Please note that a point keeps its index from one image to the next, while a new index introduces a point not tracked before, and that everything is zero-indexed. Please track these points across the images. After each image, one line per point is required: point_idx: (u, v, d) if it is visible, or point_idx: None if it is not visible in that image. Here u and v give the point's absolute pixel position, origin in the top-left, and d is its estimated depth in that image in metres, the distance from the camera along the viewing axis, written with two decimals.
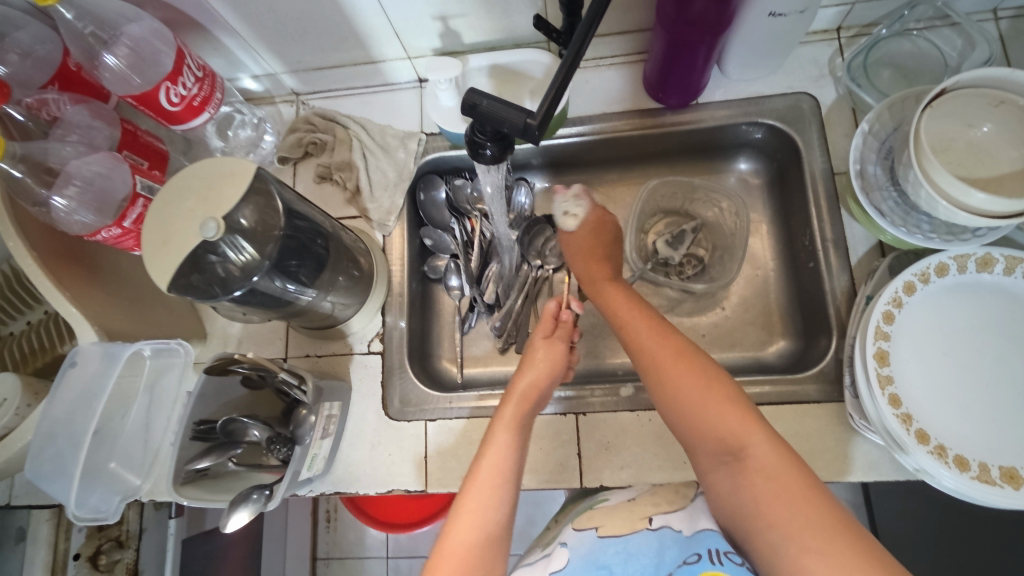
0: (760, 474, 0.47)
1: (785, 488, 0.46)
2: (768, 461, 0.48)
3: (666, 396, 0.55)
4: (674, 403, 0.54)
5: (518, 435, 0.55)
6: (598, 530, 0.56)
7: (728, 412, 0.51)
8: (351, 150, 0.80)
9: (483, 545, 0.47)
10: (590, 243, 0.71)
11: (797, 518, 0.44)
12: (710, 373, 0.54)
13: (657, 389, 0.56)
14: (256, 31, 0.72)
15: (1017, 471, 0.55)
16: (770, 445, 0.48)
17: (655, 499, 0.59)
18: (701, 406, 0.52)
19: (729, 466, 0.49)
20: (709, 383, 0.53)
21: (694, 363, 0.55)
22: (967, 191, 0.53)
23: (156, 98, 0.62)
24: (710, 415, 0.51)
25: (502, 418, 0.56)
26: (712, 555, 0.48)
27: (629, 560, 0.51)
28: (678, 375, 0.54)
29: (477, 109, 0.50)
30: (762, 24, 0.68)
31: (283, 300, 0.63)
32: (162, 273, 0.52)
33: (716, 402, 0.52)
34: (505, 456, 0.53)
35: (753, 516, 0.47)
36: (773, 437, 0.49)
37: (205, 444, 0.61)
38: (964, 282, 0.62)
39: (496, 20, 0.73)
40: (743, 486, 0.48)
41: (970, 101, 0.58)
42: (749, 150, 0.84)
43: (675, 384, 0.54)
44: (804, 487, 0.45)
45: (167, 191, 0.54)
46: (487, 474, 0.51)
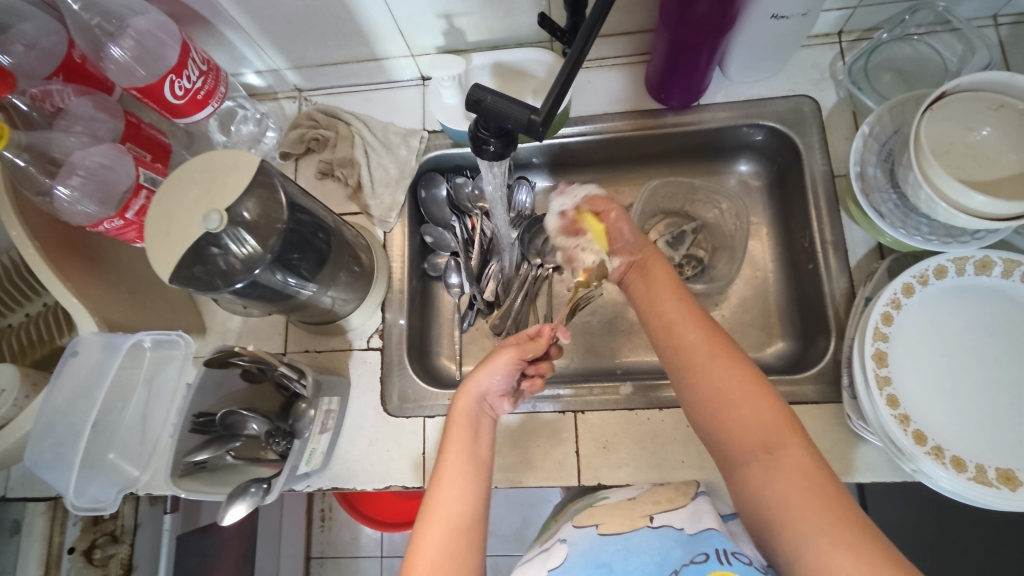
0: (793, 474, 0.46)
1: (815, 487, 0.45)
2: (802, 462, 0.46)
3: (704, 387, 0.52)
4: (709, 398, 0.52)
5: (475, 433, 0.56)
6: (600, 527, 0.56)
7: (769, 411, 0.49)
8: (353, 146, 0.81)
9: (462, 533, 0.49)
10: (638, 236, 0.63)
11: (822, 512, 0.44)
12: (751, 371, 0.52)
13: (690, 379, 0.53)
14: (261, 26, 0.72)
15: (1013, 472, 0.55)
16: (804, 447, 0.47)
17: (655, 497, 0.59)
18: (740, 404, 0.50)
19: (761, 462, 0.48)
20: (752, 380, 0.51)
21: (738, 360, 0.52)
22: (967, 192, 0.53)
23: (160, 91, 0.63)
24: (749, 412, 0.50)
25: (456, 412, 0.56)
26: (720, 555, 0.47)
27: (629, 557, 0.50)
28: (722, 368, 0.52)
29: (481, 104, 0.51)
30: (764, 26, 0.68)
31: (285, 294, 0.63)
32: (166, 263, 0.52)
33: (753, 399, 0.50)
34: (470, 448, 0.54)
35: (778, 510, 0.45)
36: (808, 441, 0.48)
37: (204, 436, 0.62)
38: (962, 284, 0.62)
39: (500, 19, 0.73)
40: (774, 483, 0.46)
41: (971, 105, 0.59)
42: (749, 153, 0.84)
43: (716, 377, 0.52)
44: (829, 486, 0.45)
45: (171, 183, 0.54)
46: (458, 466, 0.53)
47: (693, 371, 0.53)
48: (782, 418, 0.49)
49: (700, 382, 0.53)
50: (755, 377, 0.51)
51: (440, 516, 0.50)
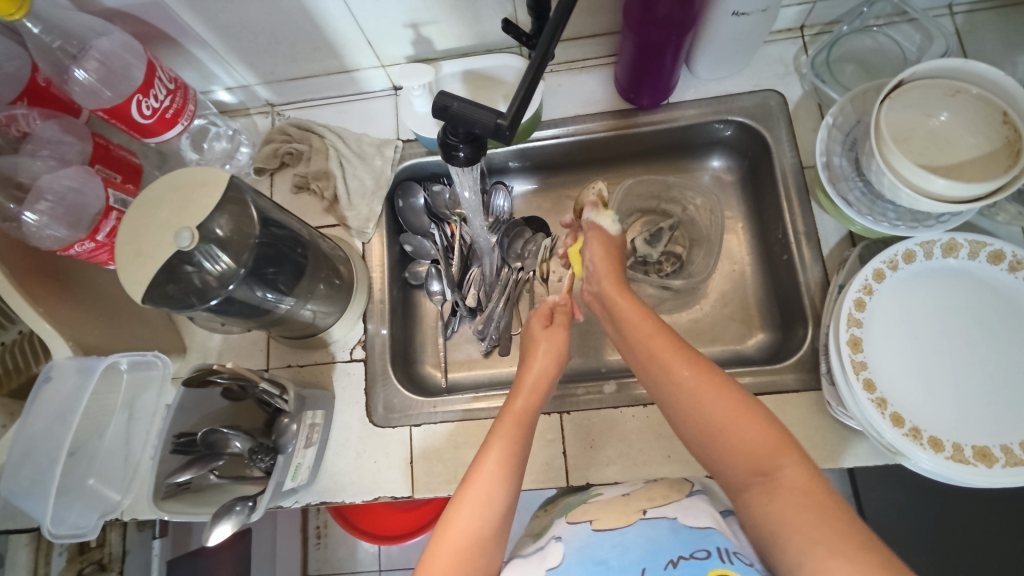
0: (791, 492, 0.45)
1: (814, 506, 0.44)
2: (798, 479, 0.46)
3: (693, 417, 0.53)
4: (703, 427, 0.52)
5: (522, 433, 0.56)
6: (595, 522, 0.56)
7: (761, 435, 0.49)
8: (328, 159, 0.81)
9: (480, 540, 0.49)
10: (608, 263, 0.67)
11: (816, 525, 0.43)
12: (742, 396, 0.52)
13: (682, 410, 0.54)
14: (228, 42, 0.72)
15: (989, 449, 0.57)
16: (801, 466, 0.47)
17: (649, 495, 0.59)
18: (730, 431, 0.50)
19: (757, 486, 0.47)
20: (741, 406, 0.51)
21: (727, 385, 0.53)
22: (928, 177, 0.55)
23: (127, 110, 0.63)
24: (740, 438, 0.50)
25: (511, 412, 0.58)
26: (722, 553, 0.47)
27: (627, 551, 0.51)
28: (709, 397, 0.53)
29: (448, 110, 0.51)
30: (727, 24, 0.69)
31: (262, 309, 0.63)
32: (137, 283, 0.52)
33: (743, 425, 0.50)
34: (516, 446, 0.54)
35: (775, 528, 0.44)
36: (805, 460, 0.47)
37: (187, 456, 0.61)
38: (930, 267, 0.64)
39: (468, 26, 0.74)
40: (771, 504, 0.45)
41: (928, 92, 0.60)
42: (721, 148, 0.85)
43: (705, 407, 0.52)
44: (830, 501, 0.44)
45: (141, 203, 0.53)
46: (490, 466, 0.52)
47: (684, 402, 0.54)
48: (776, 440, 0.49)
49: (692, 412, 0.53)
50: (744, 403, 0.52)
51: (465, 518, 0.49)
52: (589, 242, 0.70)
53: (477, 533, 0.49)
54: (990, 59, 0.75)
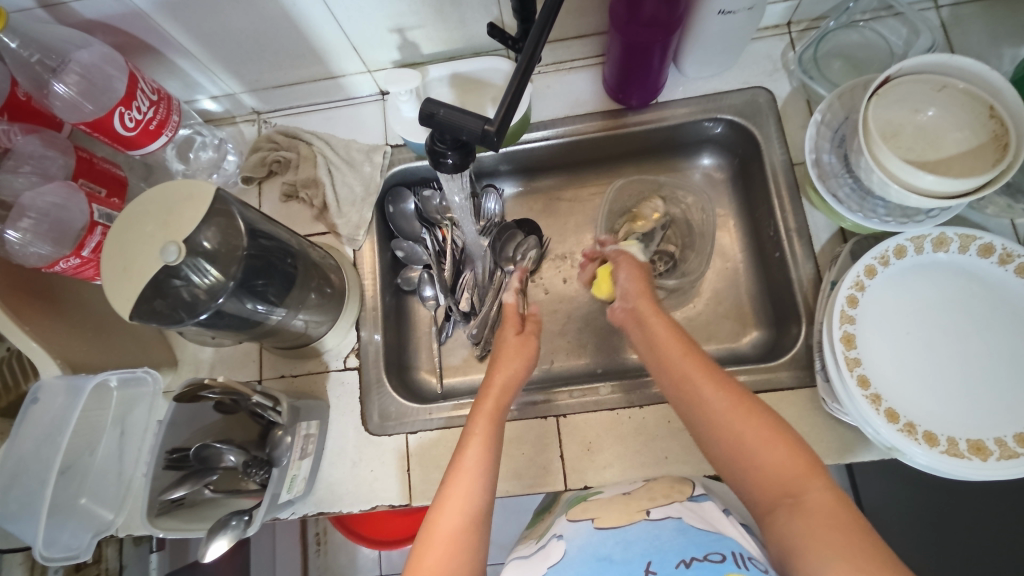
0: (816, 514, 0.45)
1: (841, 528, 0.44)
2: (824, 502, 0.46)
3: (721, 437, 0.52)
4: (731, 447, 0.52)
5: (495, 431, 0.57)
6: (595, 521, 0.55)
7: (789, 457, 0.49)
8: (316, 166, 0.80)
9: (466, 531, 0.49)
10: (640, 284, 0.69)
11: (843, 546, 0.42)
12: (770, 419, 0.52)
13: (711, 431, 0.53)
14: (211, 51, 0.71)
15: (983, 442, 0.57)
16: (826, 489, 0.47)
17: (650, 494, 0.59)
18: (759, 452, 0.50)
19: (782, 508, 0.47)
20: (769, 429, 0.51)
21: (756, 409, 0.53)
22: (916, 173, 0.55)
23: (110, 123, 0.62)
24: (768, 460, 0.49)
25: (482, 411, 0.59)
26: (737, 558, 0.47)
27: (628, 547, 0.50)
28: (738, 418, 0.52)
29: (435, 117, 0.50)
30: (713, 22, 0.69)
31: (252, 321, 0.62)
32: (124, 299, 0.51)
33: (771, 446, 0.50)
34: (491, 443, 0.55)
35: (798, 549, 0.44)
36: (830, 483, 0.47)
37: (180, 472, 0.60)
38: (921, 262, 0.64)
39: (454, 30, 0.73)
40: (796, 525, 0.45)
41: (915, 88, 0.60)
42: (711, 146, 0.85)
43: (734, 427, 0.52)
44: (853, 522, 0.44)
45: (125, 218, 0.53)
46: (467, 466, 0.53)
47: (713, 421, 0.53)
48: (804, 464, 0.48)
49: (721, 431, 0.53)
50: (773, 426, 0.51)
51: (448, 513, 0.50)
52: (620, 265, 0.72)
53: (461, 524, 0.49)
54: (976, 52, 0.75)
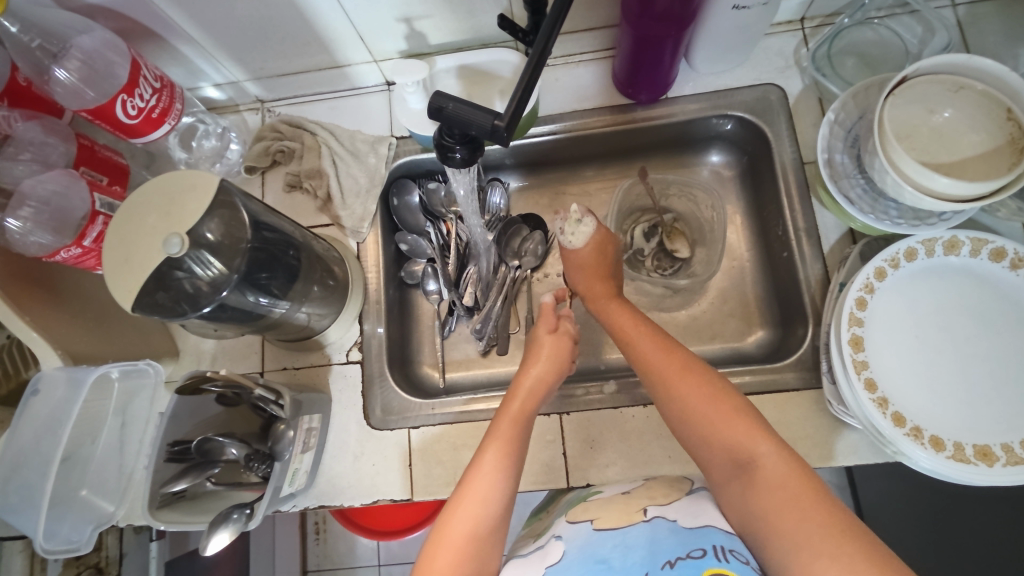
0: (768, 482, 0.47)
1: (791, 496, 0.45)
2: (774, 468, 0.47)
3: (676, 407, 0.55)
4: (684, 416, 0.54)
5: (519, 433, 0.57)
6: (595, 522, 0.55)
7: (737, 422, 0.51)
8: (321, 157, 0.79)
9: (479, 534, 0.49)
10: (594, 259, 0.72)
11: (800, 521, 0.44)
12: (718, 387, 0.54)
13: (667, 403, 0.56)
14: (216, 38, 0.70)
15: (990, 448, 0.56)
16: (776, 453, 0.48)
17: (649, 492, 0.58)
18: (709, 419, 0.53)
19: (737, 477, 0.49)
20: (717, 398, 0.53)
21: (704, 377, 0.56)
22: (932, 175, 0.54)
23: (112, 111, 0.61)
24: (719, 427, 0.52)
25: (507, 413, 0.59)
26: (718, 552, 0.47)
27: (629, 552, 0.50)
28: (689, 389, 0.55)
29: (444, 112, 0.50)
30: (726, 17, 0.68)
31: (255, 314, 0.62)
32: (126, 292, 0.50)
33: (721, 413, 0.52)
34: (511, 446, 0.55)
35: (757, 519, 0.46)
36: (780, 446, 0.49)
37: (181, 465, 0.60)
38: (931, 265, 0.63)
39: (462, 20, 0.72)
40: (751, 496, 0.47)
41: (931, 88, 0.60)
42: (721, 143, 0.84)
43: (686, 396, 0.55)
44: (803, 487, 0.46)
45: (127, 209, 0.52)
46: (489, 467, 0.53)
47: (665, 392, 0.56)
48: (753, 430, 0.50)
49: (675, 400, 0.56)
50: (723, 395, 0.54)
51: (462, 516, 0.50)
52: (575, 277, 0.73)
53: (476, 527, 0.49)
54: (992, 52, 0.74)
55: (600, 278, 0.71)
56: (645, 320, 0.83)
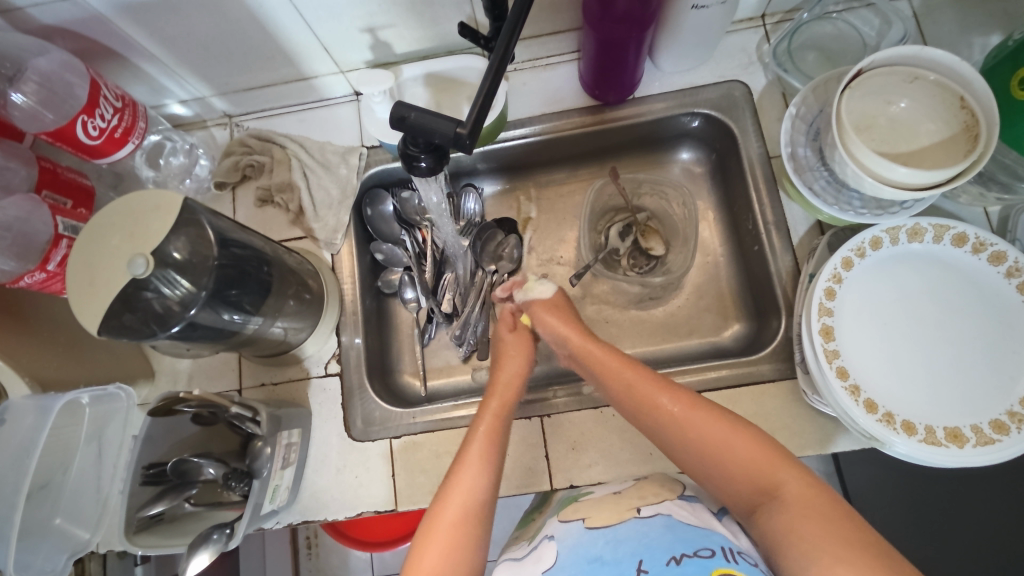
0: (793, 503, 0.46)
1: (816, 514, 0.45)
2: (800, 492, 0.47)
3: (689, 444, 0.55)
4: (696, 450, 0.54)
5: (500, 425, 0.60)
6: (586, 521, 0.55)
7: (755, 451, 0.51)
8: (291, 169, 0.79)
9: (466, 528, 0.50)
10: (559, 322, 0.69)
11: (821, 532, 0.43)
12: (730, 419, 0.54)
13: (676, 440, 0.56)
14: (178, 55, 0.69)
15: (960, 430, 0.58)
16: (798, 477, 0.48)
17: (641, 492, 0.58)
18: (725, 451, 0.52)
19: (764, 504, 0.48)
20: (732, 429, 0.53)
21: (715, 411, 0.56)
22: (890, 166, 0.55)
23: (72, 133, 0.61)
24: (735, 457, 0.52)
25: (490, 404, 0.63)
26: (726, 553, 0.47)
27: (619, 546, 0.50)
28: (699, 424, 0.55)
29: (406, 121, 0.50)
30: (687, 16, 0.68)
31: (228, 331, 0.61)
32: (92, 315, 0.49)
33: (737, 444, 0.52)
34: (494, 438, 0.58)
35: (780, 541, 0.45)
36: (801, 471, 0.49)
37: (157, 488, 0.59)
38: (896, 253, 0.64)
39: (426, 28, 0.72)
40: (778, 519, 0.46)
41: (888, 80, 0.61)
42: (690, 140, 0.85)
43: (697, 431, 0.55)
44: (829, 507, 0.45)
45: (88, 232, 0.51)
46: (472, 460, 0.55)
47: (674, 431, 0.56)
48: (773, 455, 0.51)
49: (687, 439, 0.55)
50: (735, 425, 0.54)
51: (450, 505, 0.52)
52: (539, 313, 0.70)
53: (460, 520, 0.50)
54: (946, 41, 0.75)
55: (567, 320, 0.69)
56: (623, 318, 0.83)
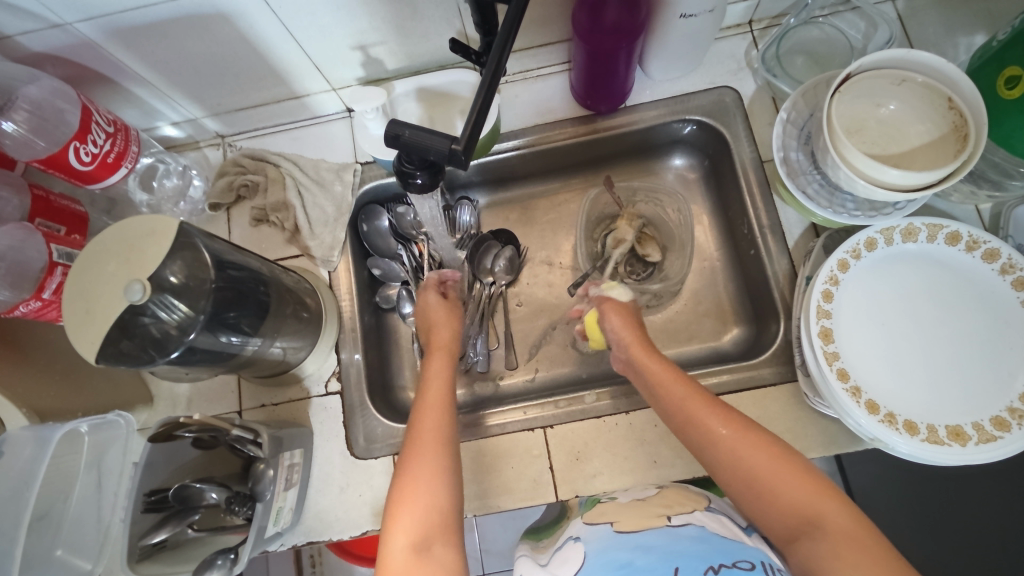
0: (840, 540, 0.44)
1: (865, 555, 0.43)
2: (846, 529, 0.45)
3: (731, 469, 0.51)
4: (738, 473, 0.51)
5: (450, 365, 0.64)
6: (615, 525, 0.54)
7: (802, 484, 0.48)
8: (285, 189, 0.78)
9: (445, 466, 0.52)
10: (633, 334, 0.66)
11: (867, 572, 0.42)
12: (779, 447, 0.51)
13: (719, 463, 0.52)
14: (168, 78, 0.69)
15: (962, 428, 0.58)
16: (848, 514, 0.46)
17: (664, 501, 0.57)
18: (770, 479, 0.49)
19: (808, 538, 0.46)
20: (779, 457, 0.50)
21: (763, 436, 0.52)
22: (882, 168, 0.55)
23: (65, 159, 0.61)
24: (779, 486, 0.48)
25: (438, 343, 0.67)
26: (766, 567, 0.46)
27: (648, 552, 0.48)
28: (745, 448, 0.51)
29: (401, 139, 0.50)
30: (675, 26, 0.69)
31: (227, 353, 0.61)
32: (89, 343, 0.49)
33: (784, 474, 0.49)
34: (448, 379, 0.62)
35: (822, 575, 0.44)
36: (850, 507, 0.46)
37: (159, 515, 0.58)
38: (891, 253, 0.65)
39: (417, 44, 0.72)
40: (822, 553, 0.44)
41: (876, 82, 0.61)
42: (683, 146, 0.86)
43: (743, 456, 0.51)
44: (878, 548, 0.43)
45: (85, 258, 0.51)
46: (433, 398, 0.58)
47: (718, 454, 0.52)
48: (816, 486, 0.48)
49: (731, 463, 0.51)
50: (783, 454, 0.50)
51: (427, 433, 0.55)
52: (606, 312, 0.70)
53: (439, 458, 0.53)
54: (932, 42, 0.76)
55: (634, 332, 0.66)
56: None
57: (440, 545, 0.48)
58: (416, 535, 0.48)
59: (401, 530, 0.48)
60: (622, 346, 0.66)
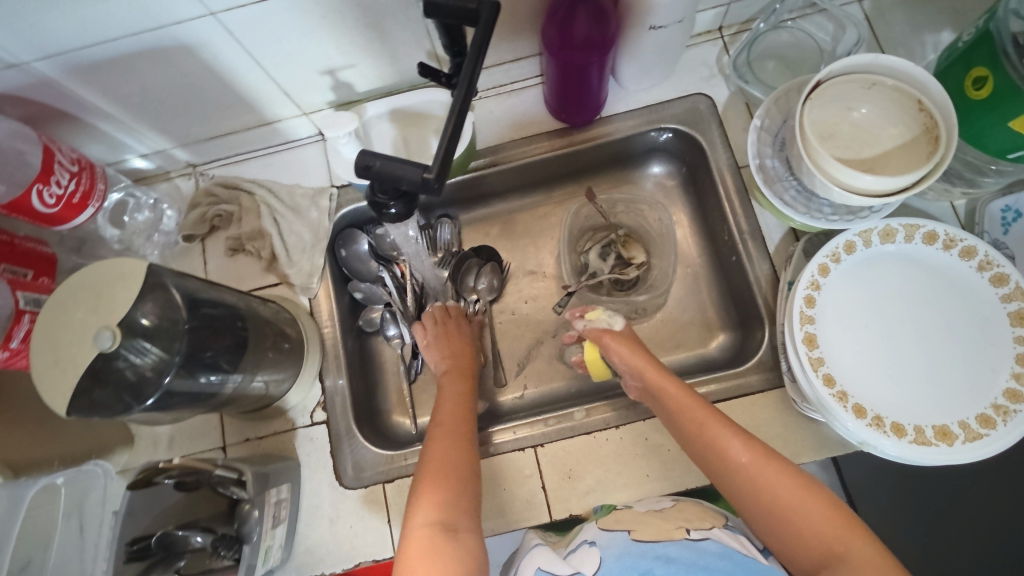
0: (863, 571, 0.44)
1: None
2: (870, 561, 0.45)
3: (753, 498, 0.51)
4: (761, 501, 0.51)
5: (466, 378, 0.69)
6: (632, 533, 0.53)
7: (825, 514, 0.48)
8: (260, 217, 0.77)
9: (465, 458, 0.55)
10: (642, 359, 0.65)
11: None
12: (799, 476, 0.51)
13: (740, 493, 0.52)
14: (133, 111, 0.68)
15: (949, 428, 0.58)
16: (872, 547, 0.45)
17: (683, 515, 0.56)
18: (792, 509, 0.49)
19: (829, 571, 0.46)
20: (800, 485, 0.50)
21: (784, 466, 0.52)
22: (856, 175, 0.56)
23: (28, 203, 0.59)
24: (801, 517, 0.48)
25: (451, 356, 0.72)
26: None
27: (671, 563, 0.47)
28: (767, 476, 0.51)
29: (372, 169, 0.49)
30: (644, 37, 0.69)
31: (206, 393, 0.59)
32: (59, 396, 0.48)
33: (807, 504, 0.49)
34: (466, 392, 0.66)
35: None
36: (874, 541, 0.46)
37: (143, 564, 0.56)
38: (871, 255, 0.65)
39: (387, 66, 0.72)
40: None
41: (846, 89, 0.62)
42: (660, 154, 0.86)
43: (765, 485, 0.51)
44: None
45: (52, 306, 0.49)
46: (451, 410, 0.63)
47: (738, 482, 0.52)
48: (842, 518, 0.47)
49: (754, 491, 0.51)
50: (806, 484, 0.50)
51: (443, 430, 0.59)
52: (609, 345, 0.69)
53: (455, 452, 0.56)
54: (899, 42, 0.77)
55: (645, 355, 0.66)
56: None
57: (464, 531, 0.49)
58: (442, 516, 0.49)
59: (423, 507, 0.50)
60: (634, 372, 0.65)
